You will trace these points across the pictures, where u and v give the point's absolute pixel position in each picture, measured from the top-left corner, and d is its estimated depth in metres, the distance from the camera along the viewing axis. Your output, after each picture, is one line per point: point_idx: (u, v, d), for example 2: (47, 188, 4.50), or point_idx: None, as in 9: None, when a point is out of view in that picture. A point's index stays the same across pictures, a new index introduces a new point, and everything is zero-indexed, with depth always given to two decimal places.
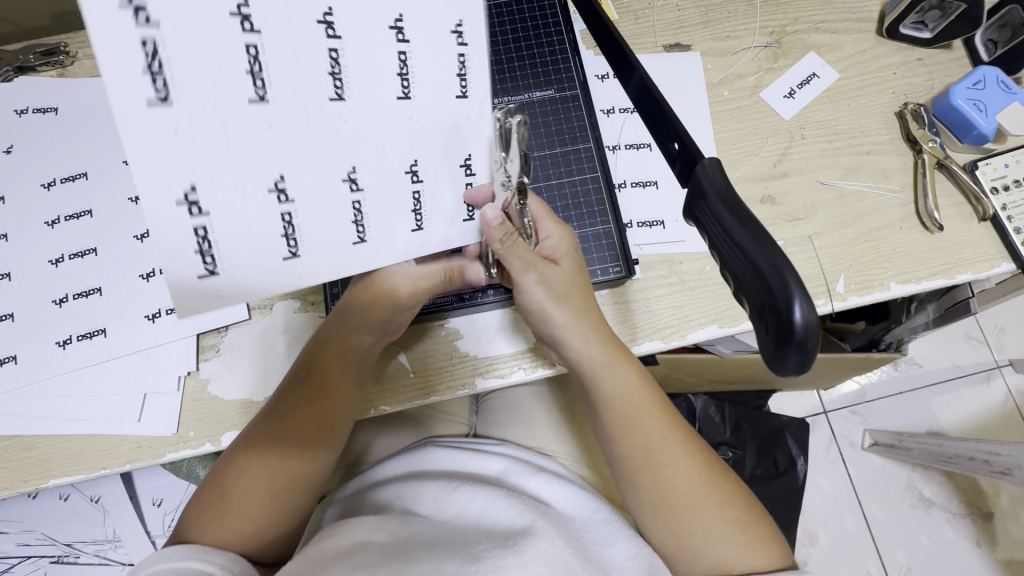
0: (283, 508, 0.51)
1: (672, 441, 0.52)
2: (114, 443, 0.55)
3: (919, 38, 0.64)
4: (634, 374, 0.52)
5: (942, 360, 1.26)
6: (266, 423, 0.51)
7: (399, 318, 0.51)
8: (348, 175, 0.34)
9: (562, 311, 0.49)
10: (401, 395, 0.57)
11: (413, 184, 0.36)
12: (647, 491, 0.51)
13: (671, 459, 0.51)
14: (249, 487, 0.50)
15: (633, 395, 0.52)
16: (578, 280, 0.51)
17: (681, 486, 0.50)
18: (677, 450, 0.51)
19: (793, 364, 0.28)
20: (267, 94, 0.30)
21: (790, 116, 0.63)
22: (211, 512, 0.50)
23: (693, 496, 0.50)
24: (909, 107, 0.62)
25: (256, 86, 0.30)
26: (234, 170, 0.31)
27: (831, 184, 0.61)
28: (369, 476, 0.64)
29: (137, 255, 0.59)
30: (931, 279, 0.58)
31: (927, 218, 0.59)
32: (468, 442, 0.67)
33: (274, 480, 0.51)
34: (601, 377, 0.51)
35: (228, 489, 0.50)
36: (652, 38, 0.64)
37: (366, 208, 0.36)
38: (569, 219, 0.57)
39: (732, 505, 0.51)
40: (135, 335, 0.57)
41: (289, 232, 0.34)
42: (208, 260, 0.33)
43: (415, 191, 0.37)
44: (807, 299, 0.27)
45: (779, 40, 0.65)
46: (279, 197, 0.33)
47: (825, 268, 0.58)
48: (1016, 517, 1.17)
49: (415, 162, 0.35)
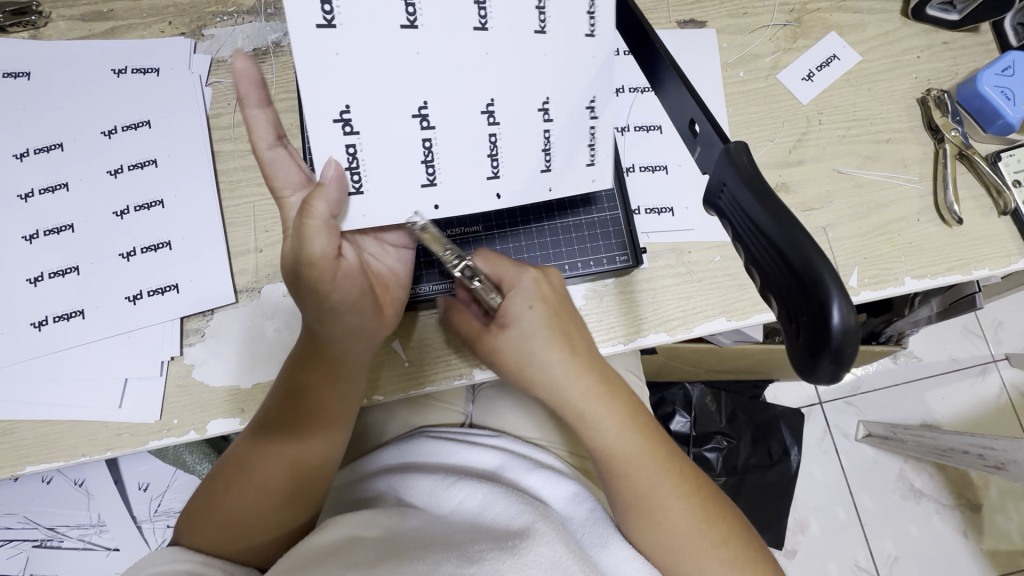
0: (269, 509, 0.49)
1: (660, 481, 0.50)
2: (94, 430, 0.52)
3: (946, 20, 0.61)
4: (618, 424, 0.50)
5: (939, 353, 1.25)
6: (252, 433, 0.49)
7: (353, 322, 0.46)
8: (543, 105, 0.43)
9: (546, 363, 0.49)
10: (391, 386, 0.55)
11: (592, 117, 0.45)
12: (639, 530, 0.50)
13: (661, 496, 0.50)
14: (243, 498, 0.49)
15: (621, 444, 0.50)
16: (553, 327, 0.49)
17: (670, 525, 0.50)
18: (669, 493, 0.50)
19: (826, 375, 0.26)
20: (486, 23, 0.40)
21: (808, 100, 0.60)
22: (199, 519, 0.49)
23: (686, 536, 0.49)
24: (932, 94, 0.59)
25: (480, 16, 0.40)
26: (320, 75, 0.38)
27: (847, 173, 0.58)
28: (363, 467, 0.63)
29: (116, 233, 0.55)
30: (947, 274, 0.56)
31: (946, 210, 0.57)
32: (462, 433, 0.65)
33: (266, 498, 0.49)
34: (584, 428, 0.51)
35: (217, 505, 0.49)
36: (666, 13, 0.61)
37: (553, 139, 0.45)
38: (579, 207, 0.54)
39: (726, 532, 0.50)
40: (114, 318, 0.54)
41: (492, 153, 0.44)
42: (429, 172, 0.43)
43: (592, 125, 0.45)
44: (844, 301, 0.25)
45: (799, 19, 0.62)
46: (488, 119, 0.43)
47: (838, 260, 0.56)
48: (1004, 509, 1.19)
49: (594, 99, 0.44)
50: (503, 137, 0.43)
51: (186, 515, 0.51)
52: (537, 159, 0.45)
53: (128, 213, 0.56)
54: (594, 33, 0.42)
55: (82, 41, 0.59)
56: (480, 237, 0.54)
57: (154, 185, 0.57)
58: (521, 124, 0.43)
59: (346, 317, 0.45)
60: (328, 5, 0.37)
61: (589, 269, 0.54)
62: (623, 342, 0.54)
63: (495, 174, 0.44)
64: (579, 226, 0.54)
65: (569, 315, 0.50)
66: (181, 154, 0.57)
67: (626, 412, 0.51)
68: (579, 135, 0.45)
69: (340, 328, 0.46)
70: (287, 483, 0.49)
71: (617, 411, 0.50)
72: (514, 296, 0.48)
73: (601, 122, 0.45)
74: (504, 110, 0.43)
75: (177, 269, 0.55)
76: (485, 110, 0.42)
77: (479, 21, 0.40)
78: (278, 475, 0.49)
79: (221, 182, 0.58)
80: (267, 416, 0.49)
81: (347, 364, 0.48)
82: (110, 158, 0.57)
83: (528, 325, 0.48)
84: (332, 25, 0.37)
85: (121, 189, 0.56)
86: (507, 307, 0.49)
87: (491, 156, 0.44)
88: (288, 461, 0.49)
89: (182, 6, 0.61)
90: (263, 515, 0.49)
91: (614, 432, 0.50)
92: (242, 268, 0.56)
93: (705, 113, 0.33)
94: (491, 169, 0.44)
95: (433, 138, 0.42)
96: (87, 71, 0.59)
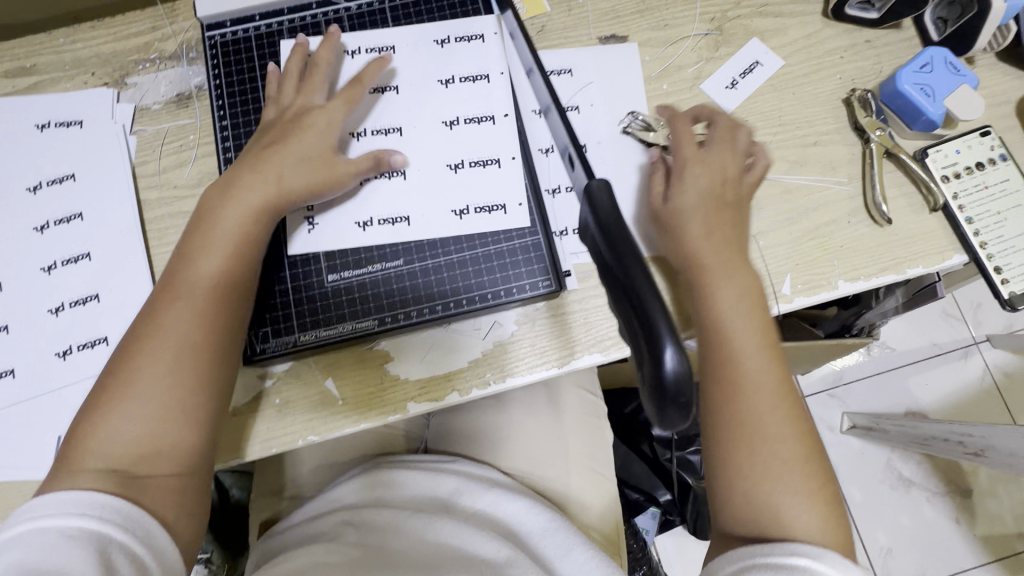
0: (158, 416, 0.44)
1: (760, 366, 0.46)
2: (29, 490, 0.52)
3: (866, 18, 0.60)
4: (739, 284, 0.48)
5: (918, 339, 1.25)
6: (143, 329, 0.46)
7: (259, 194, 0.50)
8: (443, 81, 0.57)
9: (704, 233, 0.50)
10: (332, 425, 0.53)
11: (467, 40, 0.59)
12: (721, 418, 0.46)
13: (759, 403, 0.46)
14: (153, 351, 0.45)
15: (743, 319, 0.47)
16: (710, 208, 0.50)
17: (760, 420, 0.45)
18: (764, 382, 0.46)
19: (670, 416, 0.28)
20: (392, 130, 0.56)
21: (732, 108, 0.60)
22: (82, 444, 0.44)
23: (770, 430, 0.45)
24: (856, 94, 0.59)
25: (385, 132, 0.56)
26: (447, 221, 0.54)
27: (776, 179, 0.58)
28: (319, 501, 0.64)
29: (45, 288, 0.55)
30: (882, 275, 0.55)
31: (875, 210, 0.56)
32: (415, 461, 0.67)
33: (152, 394, 0.45)
34: (711, 295, 0.48)
35: (105, 420, 0.44)
36: (586, 30, 0.61)
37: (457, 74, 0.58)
38: (502, 238, 0.55)
39: (807, 452, 0.45)
40: (46, 375, 0.54)
41: (479, 118, 0.57)
42: (488, 158, 0.56)
43: (476, 39, 0.58)
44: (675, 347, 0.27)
45: (720, 27, 0.62)
46: (450, 122, 0.56)
47: (769, 268, 0.56)
48: (995, 493, 1.17)
49: (445, 37, 0.59)
50: (463, 121, 0.56)
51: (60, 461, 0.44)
52: (477, 84, 0.57)
53: (56, 268, 0.56)
54: (395, 49, 0.58)
55: (5, 98, 0.60)
56: (403, 273, 0.54)
57: (82, 238, 0.56)
58: (460, 96, 0.57)
59: (246, 181, 0.50)
60: (367, 221, 0.54)
61: (513, 296, 0.54)
62: (558, 366, 0.54)
63: (492, 116, 0.57)
64: (501, 253, 0.54)
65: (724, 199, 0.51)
66: (106, 204, 0.57)
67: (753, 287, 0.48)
68: (473, 58, 0.58)
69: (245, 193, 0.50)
70: (205, 308, 0.47)
71: (754, 309, 0.48)
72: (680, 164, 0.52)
73: (485, 43, 0.58)
74: (451, 121, 0.56)
75: (107, 321, 0.55)
76: (449, 121, 0.56)
77: (390, 132, 0.56)
78: (160, 393, 0.45)
79: (150, 230, 0.58)
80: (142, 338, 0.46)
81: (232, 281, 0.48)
82: (37, 214, 0.57)
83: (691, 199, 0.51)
84: (403, 220, 0.54)
85: (49, 244, 0.56)
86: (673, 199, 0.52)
87: (477, 118, 0.57)
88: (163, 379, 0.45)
89: (104, 56, 0.62)
90: (178, 380, 0.45)
91: (735, 320, 0.47)
92: None
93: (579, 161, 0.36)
94: (489, 115, 0.57)
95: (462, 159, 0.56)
96: (9, 127, 0.59)
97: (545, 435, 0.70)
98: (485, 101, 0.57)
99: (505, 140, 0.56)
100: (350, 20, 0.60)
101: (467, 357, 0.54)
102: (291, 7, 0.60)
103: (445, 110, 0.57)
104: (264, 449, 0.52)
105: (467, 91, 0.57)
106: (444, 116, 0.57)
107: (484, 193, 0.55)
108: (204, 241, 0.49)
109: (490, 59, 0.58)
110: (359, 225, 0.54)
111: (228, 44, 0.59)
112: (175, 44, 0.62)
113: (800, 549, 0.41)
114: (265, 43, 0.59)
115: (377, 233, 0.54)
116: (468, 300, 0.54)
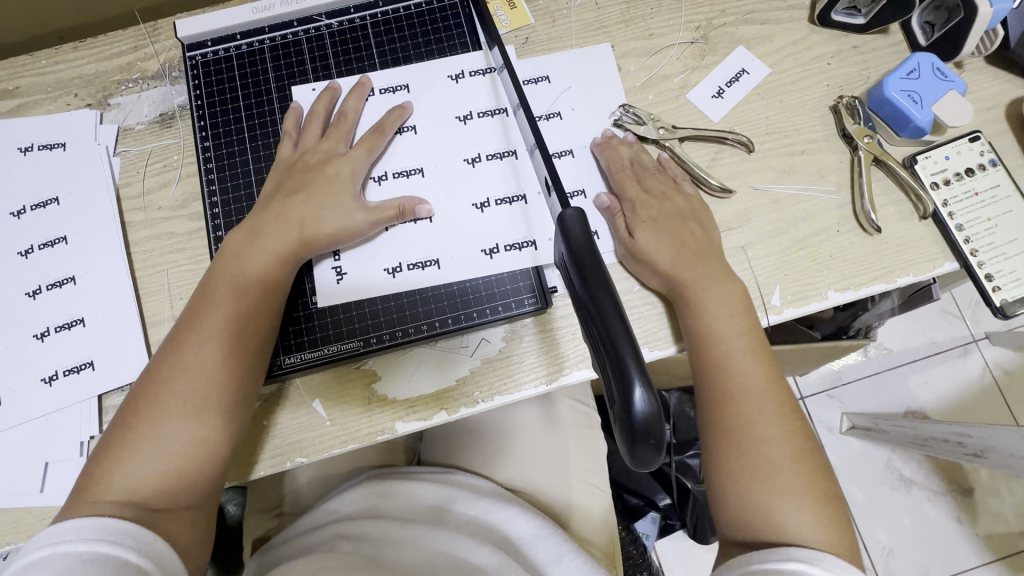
0: (180, 444, 0.44)
1: (755, 372, 0.48)
2: (16, 517, 0.51)
3: (852, 24, 0.60)
4: (731, 308, 0.50)
5: (916, 338, 1.24)
6: (175, 355, 0.46)
7: (277, 232, 0.50)
8: (460, 117, 0.57)
9: (667, 258, 0.51)
10: (319, 445, 0.52)
11: (479, 74, 0.59)
12: (717, 426, 0.47)
13: (755, 410, 0.46)
14: (175, 379, 0.45)
15: (734, 334, 0.49)
16: (675, 235, 0.52)
17: (760, 423, 0.46)
18: (760, 388, 0.47)
19: (646, 451, 0.28)
20: (416, 170, 0.56)
21: (719, 117, 0.59)
22: (110, 467, 0.43)
23: (768, 433, 0.46)
24: (843, 101, 0.58)
25: (410, 172, 0.56)
26: (479, 258, 0.54)
27: (764, 189, 0.57)
28: (310, 516, 0.63)
29: (30, 314, 0.55)
30: (872, 284, 0.55)
31: (864, 218, 0.56)
32: (408, 473, 0.66)
33: (176, 422, 0.44)
34: (696, 313, 0.50)
35: (131, 446, 0.44)
36: (570, 42, 0.61)
37: (473, 111, 0.58)
38: (485, 255, 0.54)
39: (804, 454, 0.46)
40: (32, 401, 0.53)
41: (499, 154, 0.57)
42: (510, 196, 0.55)
43: (484, 74, 0.59)
44: (647, 384, 0.26)
45: (706, 36, 0.61)
46: (473, 161, 0.56)
47: (758, 279, 0.55)
48: (996, 491, 1.16)
49: (457, 73, 0.59)
50: (482, 158, 0.56)
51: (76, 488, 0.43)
52: (489, 116, 0.57)
53: (41, 293, 0.55)
54: (405, 86, 0.58)
55: None
56: (388, 298, 0.54)
57: (66, 262, 0.56)
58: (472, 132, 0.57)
59: (266, 225, 0.51)
60: (395, 267, 0.54)
61: (499, 314, 0.53)
62: (546, 383, 0.53)
63: (511, 151, 0.57)
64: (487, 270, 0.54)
65: (687, 219, 0.53)
66: (90, 227, 0.57)
67: (742, 304, 0.50)
68: (484, 90, 0.58)
69: (270, 228, 0.50)
70: (232, 340, 0.47)
71: (739, 315, 0.50)
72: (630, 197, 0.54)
73: (493, 76, 0.58)
74: (474, 158, 0.56)
75: (93, 345, 0.54)
76: (470, 158, 0.56)
77: (412, 171, 0.56)
78: (187, 418, 0.44)
79: (135, 252, 0.57)
80: (163, 366, 0.46)
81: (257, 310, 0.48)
82: (21, 238, 0.56)
83: (657, 229, 0.53)
84: (432, 265, 0.54)
85: (33, 269, 0.56)
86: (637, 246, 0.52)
87: (496, 154, 0.56)
88: (191, 406, 0.45)
89: (87, 77, 0.62)
90: (198, 408, 0.45)
91: (727, 333, 0.49)
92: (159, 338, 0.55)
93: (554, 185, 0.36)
94: (507, 149, 0.57)
95: (485, 199, 0.55)
96: None
97: (537, 447, 0.70)
98: (500, 132, 0.57)
99: (516, 172, 0.56)
100: (332, 39, 0.60)
101: (455, 375, 0.54)
102: (272, 25, 0.60)
103: (458, 141, 0.57)
104: (249, 471, 0.51)
105: (483, 128, 0.57)
106: (466, 152, 0.56)
107: (507, 222, 0.55)
108: (237, 268, 0.49)
109: (495, 91, 0.58)
110: (385, 273, 0.54)
111: (208, 64, 0.60)
112: (158, 64, 0.62)
113: (795, 553, 0.41)
114: (246, 62, 0.60)
115: (403, 275, 0.54)
116: (453, 319, 0.54)
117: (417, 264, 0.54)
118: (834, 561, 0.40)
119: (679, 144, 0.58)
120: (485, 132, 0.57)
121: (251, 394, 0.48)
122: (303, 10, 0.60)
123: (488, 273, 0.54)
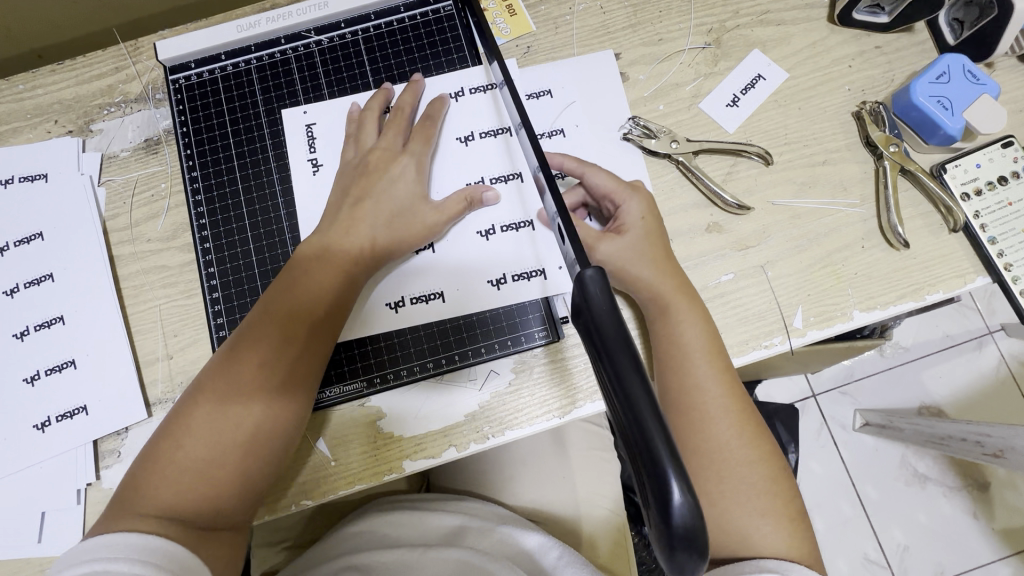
0: (227, 462, 0.42)
1: (721, 398, 0.46)
2: (15, 569, 0.50)
3: (875, 23, 0.56)
4: (702, 326, 0.48)
5: (930, 332, 1.21)
6: (226, 371, 0.44)
7: (345, 236, 0.48)
8: (460, 139, 0.54)
9: (643, 267, 0.49)
10: (324, 487, 0.50)
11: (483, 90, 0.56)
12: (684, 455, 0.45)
13: (722, 439, 0.45)
14: (232, 388, 0.43)
15: (703, 354, 0.47)
16: (652, 245, 0.49)
17: (725, 453, 0.44)
18: (722, 413, 0.45)
19: (683, 563, 0.23)
20: None
21: (734, 128, 0.56)
22: (153, 481, 0.42)
23: (734, 464, 0.44)
24: (867, 106, 0.55)
25: None
26: (484, 288, 0.52)
27: (784, 204, 0.54)
28: (318, 552, 0.60)
29: (18, 357, 0.53)
30: (899, 302, 0.52)
31: (891, 233, 0.53)
32: (421, 500, 0.64)
33: (225, 437, 0.43)
34: (668, 329, 0.48)
35: (174, 461, 0.42)
36: (574, 50, 0.58)
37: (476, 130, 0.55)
38: (491, 285, 0.52)
39: (776, 488, 0.45)
40: (26, 449, 0.51)
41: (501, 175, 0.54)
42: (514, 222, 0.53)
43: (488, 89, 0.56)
44: (684, 481, 0.23)
45: (718, 39, 0.58)
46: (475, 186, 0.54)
47: (780, 301, 0.52)
48: (1014, 485, 1.14)
49: (462, 89, 0.56)
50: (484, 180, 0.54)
51: (125, 489, 0.43)
52: (490, 135, 0.55)
53: (28, 334, 0.53)
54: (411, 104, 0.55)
55: None
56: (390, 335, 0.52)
57: (53, 301, 0.54)
58: (474, 152, 0.54)
59: (335, 225, 0.49)
60: (398, 301, 0.52)
61: (506, 349, 0.52)
62: (559, 416, 0.51)
63: (515, 172, 0.54)
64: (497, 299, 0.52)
65: (660, 235, 0.50)
66: (76, 263, 0.54)
67: (708, 324, 0.48)
68: (485, 106, 0.55)
69: (341, 231, 0.48)
70: (283, 358, 0.45)
71: (710, 337, 0.48)
72: (627, 208, 0.50)
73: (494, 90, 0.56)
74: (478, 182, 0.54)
75: (86, 388, 0.52)
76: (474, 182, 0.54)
77: None
78: (236, 435, 0.43)
79: (124, 287, 0.55)
80: (218, 370, 0.45)
81: (320, 320, 0.46)
82: (6, 277, 0.54)
83: (636, 235, 0.49)
84: (437, 298, 0.52)
85: (20, 311, 0.53)
86: (622, 219, 0.50)
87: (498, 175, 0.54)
88: (246, 422, 0.43)
89: (67, 102, 0.59)
90: (248, 426, 0.43)
91: (691, 346, 0.47)
92: (153, 378, 0.53)
93: (569, 232, 0.31)
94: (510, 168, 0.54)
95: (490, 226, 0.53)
96: None
97: (550, 472, 0.68)
98: (500, 151, 0.54)
99: (520, 193, 0.53)
100: (323, 56, 0.57)
101: (463, 409, 0.51)
102: (259, 43, 0.58)
103: (457, 164, 0.54)
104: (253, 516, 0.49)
105: (485, 147, 0.54)
106: (467, 176, 0.54)
107: (512, 249, 0.52)
108: (304, 272, 0.47)
109: (495, 105, 0.55)
110: (388, 306, 0.52)
111: (193, 86, 0.57)
112: (141, 86, 0.59)
113: (767, 565, 0.41)
114: (232, 83, 0.57)
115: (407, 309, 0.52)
116: (458, 355, 0.52)
117: (419, 298, 0.52)
118: (805, 573, 0.41)
119: (693, 158, 0.55)
120: (487, 152, 0.54)
121: (299, 423, 0.46)
122: (291, 27, 0.57)
123: (494, 303, 0.52)
